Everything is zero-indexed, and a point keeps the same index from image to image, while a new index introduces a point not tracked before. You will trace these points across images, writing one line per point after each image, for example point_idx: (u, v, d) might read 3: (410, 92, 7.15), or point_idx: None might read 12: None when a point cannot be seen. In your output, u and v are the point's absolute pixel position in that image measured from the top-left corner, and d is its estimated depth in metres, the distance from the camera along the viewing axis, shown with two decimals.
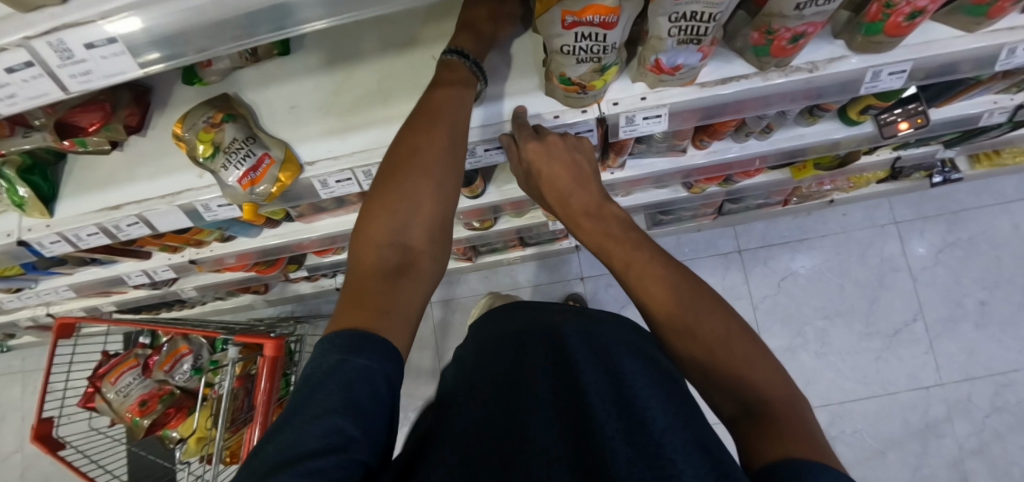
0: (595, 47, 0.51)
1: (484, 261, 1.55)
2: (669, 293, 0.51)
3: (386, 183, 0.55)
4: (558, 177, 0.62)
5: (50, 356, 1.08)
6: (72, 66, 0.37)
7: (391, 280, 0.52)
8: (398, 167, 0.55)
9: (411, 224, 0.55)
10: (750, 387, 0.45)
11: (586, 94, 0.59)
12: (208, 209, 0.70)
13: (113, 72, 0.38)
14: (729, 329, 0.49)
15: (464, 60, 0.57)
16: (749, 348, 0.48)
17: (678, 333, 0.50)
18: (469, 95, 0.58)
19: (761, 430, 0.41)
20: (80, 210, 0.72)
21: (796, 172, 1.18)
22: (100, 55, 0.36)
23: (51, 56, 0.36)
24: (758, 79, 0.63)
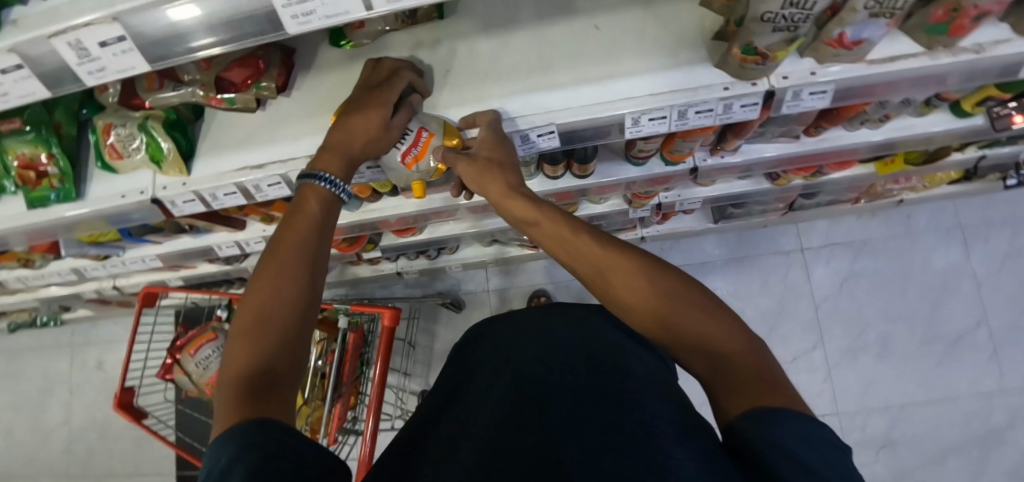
0: (797, 16, 0.51)
1: (547, 250, 1.54)
2: (649, 279, 0.48)
3: (249, 302, 0.50)
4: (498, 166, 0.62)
5: (134, 325, 1.06)
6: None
7: (268, 390, 0.44)
8: (265, 285, 0.50)
9: (274, 337, 0.48)
10: (725, 349, 0.41)
11: (762, 66, 0.59)
12: (357, 171, 0.72)
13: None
14: (668, 293, 0.47)
15: (325, 182, 0.58)
16: (693, 306, 0.45)
17: (638, 315, 0.48)
18: (330, 217, 0.58)
19: (730, 391, 0.38)
20: (218, 169, 0.71)
21: (883, 166, 1.15)
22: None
23: None
24: (926, 58, 0.62)
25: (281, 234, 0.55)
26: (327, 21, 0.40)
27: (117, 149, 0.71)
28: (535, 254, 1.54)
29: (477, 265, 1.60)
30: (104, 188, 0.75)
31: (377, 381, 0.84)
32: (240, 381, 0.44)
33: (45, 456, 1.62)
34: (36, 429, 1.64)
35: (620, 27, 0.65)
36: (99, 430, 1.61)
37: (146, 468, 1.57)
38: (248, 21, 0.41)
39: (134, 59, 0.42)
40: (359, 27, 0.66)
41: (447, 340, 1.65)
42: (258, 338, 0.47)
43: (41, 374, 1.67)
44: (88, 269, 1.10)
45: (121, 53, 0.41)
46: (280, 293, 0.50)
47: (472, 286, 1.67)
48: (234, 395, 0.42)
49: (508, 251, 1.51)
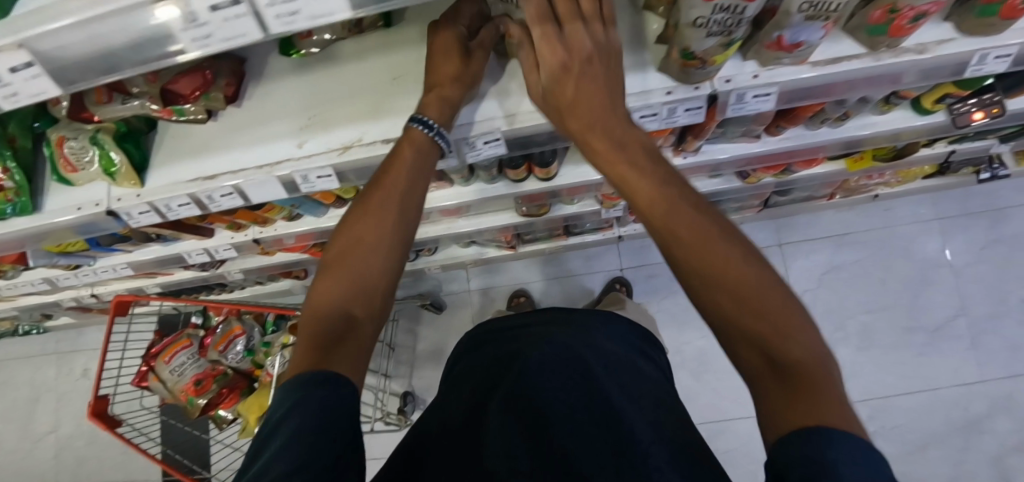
0: (730, 20, 0.51)
1: (526, 250, 1.54)
2: (711, 244, 0.40)
3: (341, 248, 0.55)
4: (585, 86, 0.46)
5: (107, 333, 1.07)
6: (279, 6, 0.37)
7: (339, 337, 0.49)
8: (354, 235, 0.55)
9: (355, 290, 0.53)
10: (786, 347, 0.36)
11: (703, 70, 0.59)
12: (306, 181, 0.68)
13: (318, 13, 0.38)
14: (748, 267, 0.40)
15: (426, 127, 0.57)
16: (772, 293, 0.38)
17: (710, 284, 0.40)
18: (424, 163, 0.58)
19: (785, 394, 0.35)
20: (172, 180, 0.71)
21: (852, 163, 1.17)
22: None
23: None
24: (868, 59, 0.63)
25: (378, 178, 0.57)
26: (228, 43, 0.41)
27: (71, 162, 0.71)
28: (514, 254, 1.55)
29: (457, 266, 1.60)
30: (61, 201, 0.75)
31: None
32: (326, 325, 0.50)
33: (34, 463, 1.63)
34: (24, 437, 1.65)
35: None
36: (87, 436, 1.62)
37: (134, 473, 1.59)
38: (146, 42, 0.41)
39: (44, 83, 0.43)
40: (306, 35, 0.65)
41: (430, 340, 1.66)
42: (346, 284, 0.53)
43: (27, 383, 1.68)
44: (60, 279, 1.10)
45: (32, 78, 0.42)
46: (362, 248, 0.54)
47: (454, 286, 1.68)
48: (308, 339, 0.50)
49: (487, 251, 1.51)
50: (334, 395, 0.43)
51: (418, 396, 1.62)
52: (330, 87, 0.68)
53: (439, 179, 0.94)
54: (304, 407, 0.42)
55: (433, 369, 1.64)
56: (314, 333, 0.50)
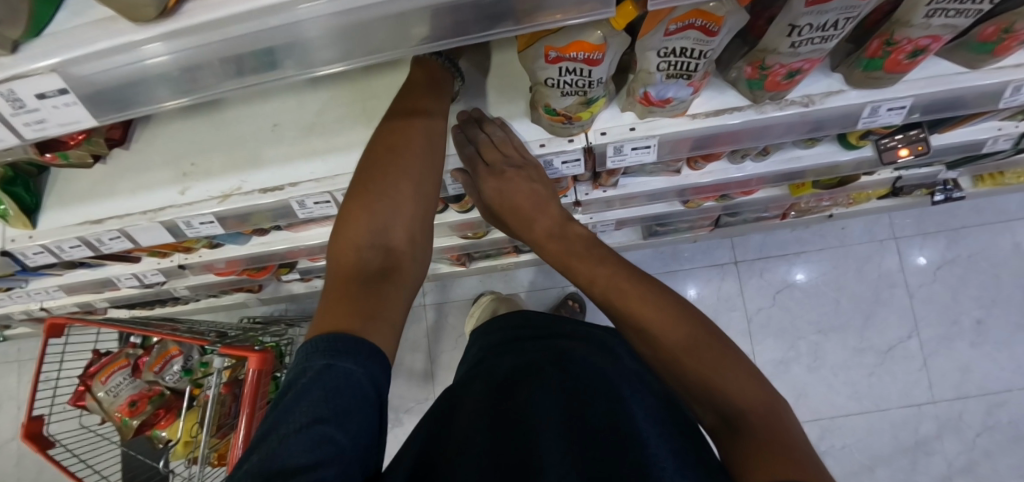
0: (581, 82, 0.50)
1: (478, 266, 1.54)
2: (655, 309, 0.52)
3: (360, 190, 0.55)
4: (520, 201, 0.62)
5: (42, 354, 1.09)
6: (26, 115, 0.37)
7: (374, 285, 0.52)
8: (375, 178, 0.54)
9: (394, 226, 0.55)
10: (727, 398, 0.47)
11: (572, 125, 0.58)
12: (190, 226, 0.69)
13: (68, 121, 0.38)
14: (705, 334, 0.51)
15: (440, 58, 0.58)
16: (716, 354, 0.49)
17: (667, 347, 0.51)
18: (442, 95, 0.57)
19: (736, 443, 0.44)
20: (61, 223, 0.71)
21: (794, 189, 1.16)
22: (53, 105, 0.36)
23: (4, 106, 0.36)
24: (752, 111, 0.61)
25: (399, 109, 0.55)
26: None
27: None
28: (466, 269, 1.54)
29: None
30: None
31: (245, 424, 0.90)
32: (372, 260, 0.53)
33: None
34: None
35: None
36: None
37: None
38: None
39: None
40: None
41: None
42: (378, 220, 0.54)
43: None
44: None
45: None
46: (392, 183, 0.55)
47: None
48: (343, 282, 0.52)
49: (438, 267, 1.50)
50: (359, 369, 0.44)
51: None
52: (215, 131, 0.67)
53: None
54: (355, 369, 0.44)
55: None
56: (361, 271, 0.53)
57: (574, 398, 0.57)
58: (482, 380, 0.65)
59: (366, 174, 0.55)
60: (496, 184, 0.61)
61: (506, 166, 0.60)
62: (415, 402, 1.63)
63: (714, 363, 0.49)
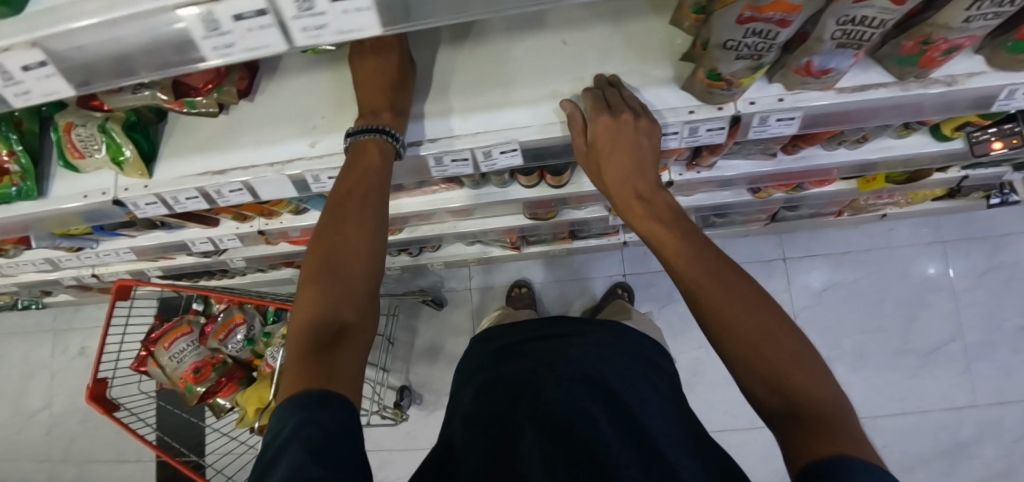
0: (761, 45, 0.51)
1: (530, 251, 1.53)
2: (708, 274, 0.48)
3: (308, 271, 0.53)
4: (614, 164, 0.59)
5: (109, 316, 1.07)
6: (305, 19, 0.33)
7: (325, 352, 0.46)
8: (319, 255, 0.53)
9: (337, 296, 0.51)
10: (793, 385, 0.41)
11: (728, 91, 0.58)
12: (317, 181, 0.68)
13: (349, 28, 0.33)
14: (764, 314, 0.45)
15: (377, 133, 0.57)
16: (793, 344, 0.43)
17: (730, 338, 0.45)
18: (385, 169, 0.58)
19: (798, 429, 0.38)
20: (178, 173, 0.70)
21: (864, 183, 1.16)
22: (342, 9, 0.32)
23: (288, 8, 0.32)
24: (897, 88, 0.62)
25: (341, 188, 0.57)
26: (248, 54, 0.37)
27: (78, 148, 0.70)
28: (517, 254, 1.54)
29: (459, 263, 1.60)
30: (68, 187, 0.74)
31: None
32: (313, 335, 0.47)
33: (27, 438, 1.64)
34: (17, 411, 1.65)
35: (588, 43, 0.63)
36: (80, 415, 1.62)
37: (126, 453, 1.59)
38: (171, 54, 0.36)
39: (58, 83, 0.38)
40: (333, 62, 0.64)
41: (427, 336, 1.65)
42: (325, 291, 0.51)
43: (23, 358, 1.68)
44: (62, 260, 1.09)
45: (44, 78, 0.37)
46: (331, 258, 0.53)
47: (453, 284, 1.67)
48: (295, 354, 0.46)
49: (490, 250, 1.50)
50: (342, 415, 0.41)
51: (412, 392, 1.62)
52: (347, 87, 0.67)
53: (448, 182, 0.93)
54: (315, 421, 0.39)
55: (427, 366, 1.64)
56: (302, 345, 0.47)
57: (584, 424, 0.58)
58: (481, 401, 0.69)
59: (320, 243, 0.54)
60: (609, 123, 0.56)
61: (615, 112, 0.57)
62: None
63: (787, 354, 0.43)
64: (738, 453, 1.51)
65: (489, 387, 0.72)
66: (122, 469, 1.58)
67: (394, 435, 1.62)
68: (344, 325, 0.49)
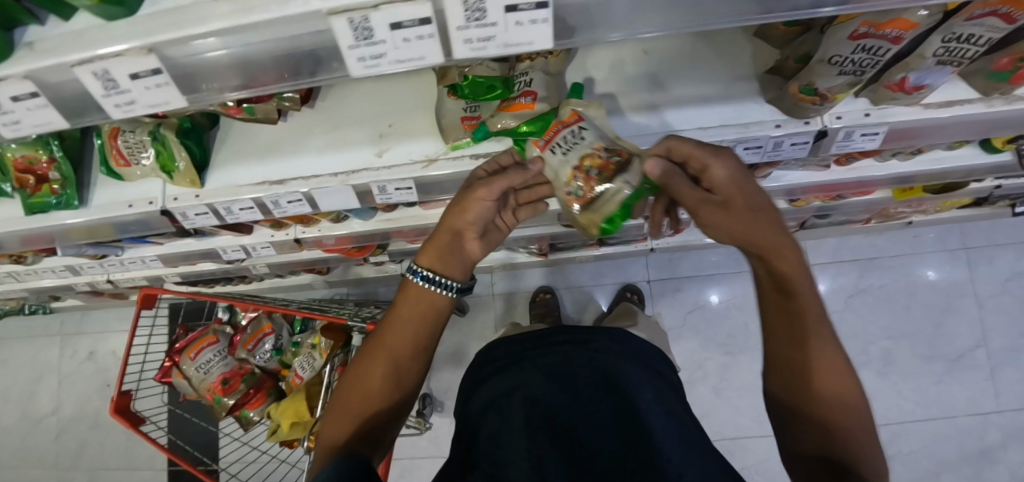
0: (866, 61, 0.49)
1: (557, 257, 1.51)
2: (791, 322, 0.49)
3: (353, 388, 0.56)
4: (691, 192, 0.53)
5: (133, 326, 1.02)
6: (471, 30, 0.28)
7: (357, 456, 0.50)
8: (366, 377, 0.55)
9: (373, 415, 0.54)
10: (843, 444, 0.47)
11: (819, 106, 0.57)
12: (382, 192, 0.65)
13: (515, 42, 0.29)
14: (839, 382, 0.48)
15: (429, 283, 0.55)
16: (845, 403, 0.48)
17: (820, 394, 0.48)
18: (432, 329, 0.57)
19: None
20: (234, 182, 0.67)
21: (901, 192, 1.17)
22: (514, 21, 0.28)
23: (457, 16, 0.27)
24: (982, 105, 0.61)
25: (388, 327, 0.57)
26: (398, 66, 0.32)
27: (125, 155, 0.67)
28: (544, 260, 1.52)
29: (484, 269, 1.57)
30: (110, 195, 0.70)
31: None
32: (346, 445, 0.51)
33: (33, 447, 1.58)
34: (24, 417, 1.59)
35: (669, 52, 0.62)
36: (90, 422, 1.57)
37: (140, 462, 1.54)
38: (306, 59, 0.34)
39: (169, 92, 0.35)
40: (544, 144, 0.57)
41: (451, 342, 1.63)
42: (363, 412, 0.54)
43: (29, 364, 1.61)
44: (84, 267, 1.04)
45: (155, 88, 0.34)
46: (374, 387, 0.55)
47: (477, 289, 1.65)
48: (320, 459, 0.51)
49: (518, 256, 1.48)
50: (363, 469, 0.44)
51: (435, 399, 1.59)
52: (416, 94, 0.64)
53: None
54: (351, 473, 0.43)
55: (451, 372, 1.61)
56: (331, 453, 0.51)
57: (585, 447, 0.59)
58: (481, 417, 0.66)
59: (362, 370, 0.56)
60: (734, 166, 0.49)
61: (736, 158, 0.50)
62: None
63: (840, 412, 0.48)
64: (766, 459, 1.52)
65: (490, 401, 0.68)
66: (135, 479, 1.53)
67: (417, 444, 1.59)
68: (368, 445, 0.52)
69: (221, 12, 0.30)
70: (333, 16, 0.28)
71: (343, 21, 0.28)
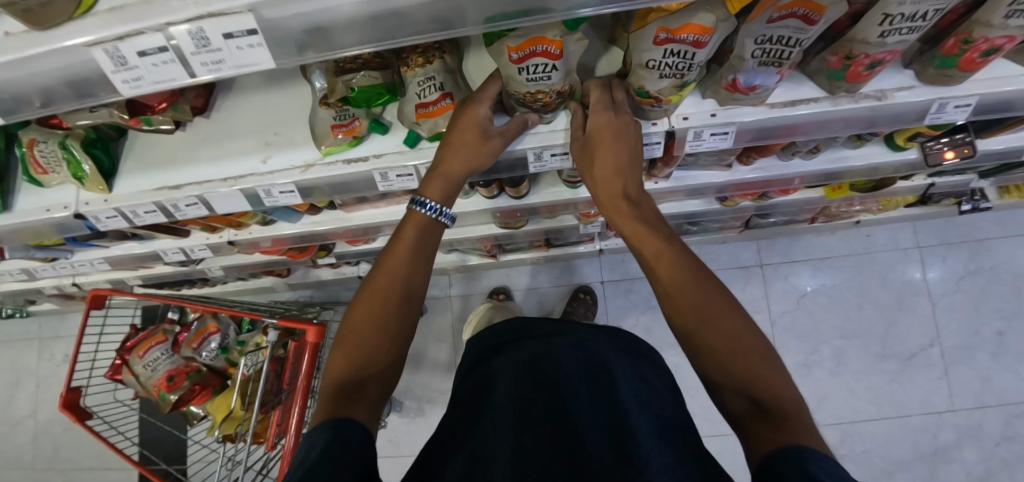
0: (681, 64, 0.52)
1: (507, 259, 1.55)
2: (683, 279, 0.51)
3: (362, 313, 0.58)
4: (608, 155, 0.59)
5: (82, 325, 1.09)
6: (205, 54, 0.37)
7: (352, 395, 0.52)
8: (372, 305, 0.58)
9: (370, 355, 0.56)
10: (764, 391, 0.45)
11: (658, 108, 0.60)
12: (269, 195, 0.69)
13: (244, 62, 0.38)
14: (741, 332, 0.48)
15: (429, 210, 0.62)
16: (755, 351, 0.47)
17: (679, 307, 0.50)
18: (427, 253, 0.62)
19: (762, 428, 0.42)
20: (139, 187, 0.72)
21: (830, 191, 1.18)
22: (236, 45, 0.36)
23: (187, 44, 0.36)
24: (828, 103, 0.64)
25: (387, 255, 0.61)
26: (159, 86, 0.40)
27: (41, 164, 0.72)
28: (496, 262, 1.55)
29: (439, 271, 1.61)
30: (31, 201, 0.76)
31: (304, 375, 0.92)
32: (337, 383, 0.54)
33: (13, 445, 1.66)
34: (4, 418, 1.67)
35: None
36: (65, 423, 1.64)
37: (111, 461, 1.61)
38: (87, 82, 0.40)
39: None
40: (514, 60, 0.52)
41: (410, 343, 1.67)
42: (362, 347, 0.56)
43: (10, 366, 1.70)
44: (38, 270, 1.11)
45: None
46: (383, 294, 0.58)
47: (435, 291, 1.69)
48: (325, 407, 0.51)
49: (468, 258, 1.51)
50: (358, 436, 0.47)
51: (393, 399, 1.63)
52: (298, 105, 0.69)
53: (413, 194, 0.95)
54: (333, 439, 0.45)
55: (409, 373, 1.65)
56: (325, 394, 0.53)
57: (570, 419, 0.52)
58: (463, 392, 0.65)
59: (359, 311, 0.58)
60: (608, 116, 0.58)
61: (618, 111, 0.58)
62: (438, 392, 1.64)
63: (752, 363, 0.46)
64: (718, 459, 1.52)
65: (477, 383, 0.64)
66: (107, 477, 1.60)
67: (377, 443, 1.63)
68: (361, 379, 0.54)
69: (6, 46, 0.36)
70: (90, 47, 0.35)
71: (99, 51, 0.35)
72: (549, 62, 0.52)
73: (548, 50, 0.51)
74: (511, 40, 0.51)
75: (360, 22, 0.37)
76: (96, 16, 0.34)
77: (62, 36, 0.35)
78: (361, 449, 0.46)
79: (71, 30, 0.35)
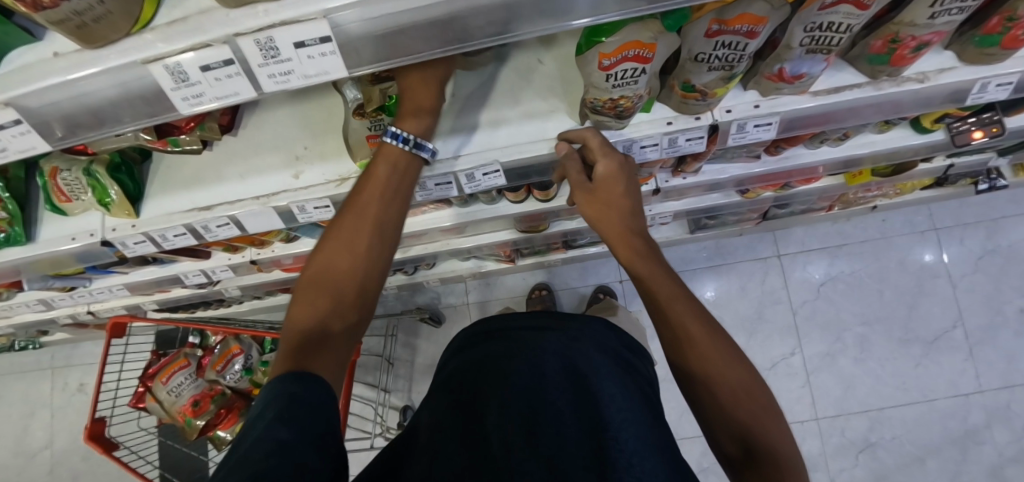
0: (731, 56, 0.51)
1: (526, 263, 1.53)
2: (698, 326, 0.49)
3: (332, 250, 0.55)
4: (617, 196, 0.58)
5: (104, 354, 1.06)
6: (273, 66, 0.36)
7: (310, 352, 0.47)
8: (343, 250, 0.54)
9: (337, 311, 0.52)
10: (764, 439, 0.45)
11: (703, 102, 0.59)
12: (302, 211, 0.67)
13: (313, 72, 0.37)
14: (748, 378, 0.47)
15: (404, 145, 0.53)
16: (762, 407, 0.46)
17: (690, 353, 0.48)
18: (398, 197, 0.55)
19: None
20: (167, 210, 0.70)
21: (851, 178, 1.17)
22: (307, 55, 0.35)
23: (254, 55, 0.35)
24: (870, 88, 0.63)
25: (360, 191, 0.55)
26: (221, 102, 0.40)
27: (64, 192, 0.70)
28: (514, 266, 1.54)
29: (455, 279, 1.59)
30: (55, 231, 0.75)
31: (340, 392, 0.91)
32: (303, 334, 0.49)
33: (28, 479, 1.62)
34: (18, 452, 1.64)
35: (565, 58, 0.65)
36: (82, 452, 1.61)
37: None
38: (143, 102, 0.39)
39: (34, 139, 0.41)
40: (604, 67, 0.49)
41: (429, 354, 1.65)
42: (337, 295, 0.53)
43: (22, 397, 1.66)
44: (56, 300, 1.09)
45: (20, 135, 0.40)
46: (349, 254, 0.54)
47: (452, 299, 1.67)
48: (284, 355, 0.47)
49: (485, 264, 1.49)
50: (318, 391, 0.41)
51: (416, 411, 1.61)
52: (329, 117, 0.68)
53: (439, 203, 0.93)
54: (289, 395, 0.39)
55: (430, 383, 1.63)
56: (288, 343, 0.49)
57: (541, 412, 0.47)
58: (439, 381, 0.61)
59: (333, 248, 0.55)
60: (612, 165, 0.57)
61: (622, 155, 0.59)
62: None
63: (759, 415, 0.46)
64: None
65: (456, 371, 0.61)
66: None
67: None
68: (332, 330, 0.51)
69: (58, 67, 0.35)
70: (150, 64, 0.35)
71: (160, 67, 0.35)
72: (639, 66, 0.49)
73: (641, 54, 0.47)
74: (605, 47, 0.47)
75: (422, 26, 0.36)
76: (155, 31, 0.34)
77: (120, 53, 0.35)
78: (315, 401, 0.40)
79: (128, 47, 0.35)
